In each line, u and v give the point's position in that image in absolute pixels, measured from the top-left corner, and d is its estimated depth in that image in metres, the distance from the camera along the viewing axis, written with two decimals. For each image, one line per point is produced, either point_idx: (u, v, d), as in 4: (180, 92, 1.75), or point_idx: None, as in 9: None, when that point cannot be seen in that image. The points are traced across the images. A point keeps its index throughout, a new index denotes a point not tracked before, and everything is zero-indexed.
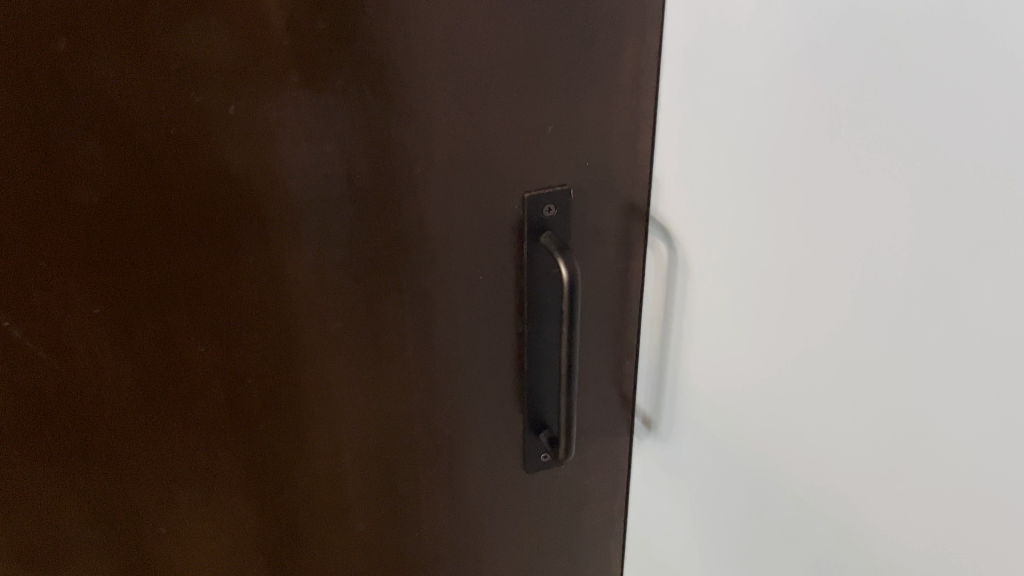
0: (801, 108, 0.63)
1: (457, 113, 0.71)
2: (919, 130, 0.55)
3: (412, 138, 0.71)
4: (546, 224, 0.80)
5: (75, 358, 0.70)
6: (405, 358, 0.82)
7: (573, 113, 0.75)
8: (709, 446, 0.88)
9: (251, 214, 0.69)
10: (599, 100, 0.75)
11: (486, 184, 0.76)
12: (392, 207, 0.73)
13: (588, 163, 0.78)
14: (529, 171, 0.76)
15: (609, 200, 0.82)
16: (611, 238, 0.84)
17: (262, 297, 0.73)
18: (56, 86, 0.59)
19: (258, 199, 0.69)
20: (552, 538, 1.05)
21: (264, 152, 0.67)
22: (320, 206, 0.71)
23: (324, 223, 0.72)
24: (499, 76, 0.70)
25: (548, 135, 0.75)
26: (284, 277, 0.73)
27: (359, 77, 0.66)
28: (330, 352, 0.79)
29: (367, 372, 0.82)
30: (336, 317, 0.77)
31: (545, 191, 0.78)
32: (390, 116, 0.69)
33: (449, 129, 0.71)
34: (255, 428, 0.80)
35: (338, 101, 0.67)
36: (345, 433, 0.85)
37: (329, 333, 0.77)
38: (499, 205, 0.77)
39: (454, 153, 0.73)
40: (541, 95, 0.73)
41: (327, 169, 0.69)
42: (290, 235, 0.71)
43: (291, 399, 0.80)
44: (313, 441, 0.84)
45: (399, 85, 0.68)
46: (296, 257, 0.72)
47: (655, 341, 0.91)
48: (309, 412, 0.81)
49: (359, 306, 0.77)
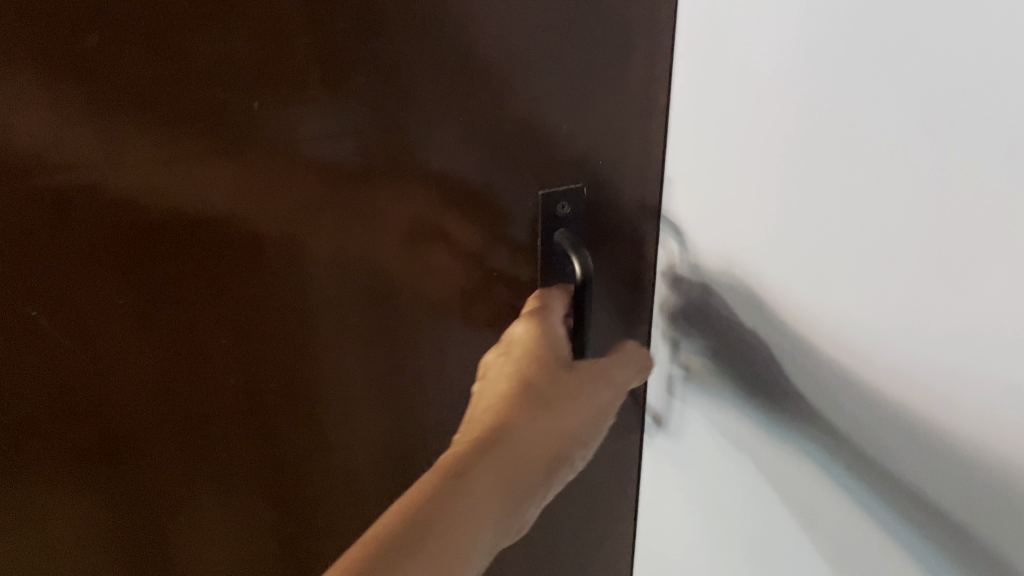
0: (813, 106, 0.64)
1: (473, 111, 0.72)
2: (931, 126, 0.55)
3: (429, 137, 0.72)
4: (560, 221, 0.81)
5: (99, 351, 0.71)
6: (420, 354, 0.84)
7: (588, 112, 0.76)
8: (720, 444, 0.89)
9: (272, 210, 0.70)
10: (613, 99, 0.76)
11: (500, 183, 0.77)
12: (408, 205, 0.75)
13: (601, 162, 0.79)
14: (543, 170, 0.77)
15: (622, 199, 0.83)
16: (623, 237, 0.85)
17: (283, 291, 0.74)
18: (86, 83, 0.60)
19: (279, 195, 0.70)
20: (562, 536, 1.06)
21: (286, 150, 0.68)
22: (338, 203, 0.72)
23: (343, 217, 0.73)
24: (516, 77, 0.71)
25: (562, 134, 0.76)
26: (304, 272, 0.74)
27: (378, 75, 0.67)
28: (347, 347, 0.80)
29: (382, 367, 0.83)
30: (353, 312, 0.78)
31: (559, 189, 0.79)
32: (406, 114, 0.70)
33: (464, 127, 0.72)
34: (273, 422, 0.81)
35: (358, 99, 0.68)
36: (358, 428, 0.86)
37: (345, 324, 0.78)
38: (513, 203, 0.78)
39: (469, 151, 0.74)
40: (556, 94, 0.74)
41: (346, 167, 0.71)
42: (310, 229, 0.72)
43: (309, 393, 0.81)
44: (329, 436, 0.85)
45: (418, 83, 0.69)
46: (315, 252, 0.74)
47: (663, 340, 0.93)
48: (326, 406, 0.83)
49: (375, 302, 0.79)
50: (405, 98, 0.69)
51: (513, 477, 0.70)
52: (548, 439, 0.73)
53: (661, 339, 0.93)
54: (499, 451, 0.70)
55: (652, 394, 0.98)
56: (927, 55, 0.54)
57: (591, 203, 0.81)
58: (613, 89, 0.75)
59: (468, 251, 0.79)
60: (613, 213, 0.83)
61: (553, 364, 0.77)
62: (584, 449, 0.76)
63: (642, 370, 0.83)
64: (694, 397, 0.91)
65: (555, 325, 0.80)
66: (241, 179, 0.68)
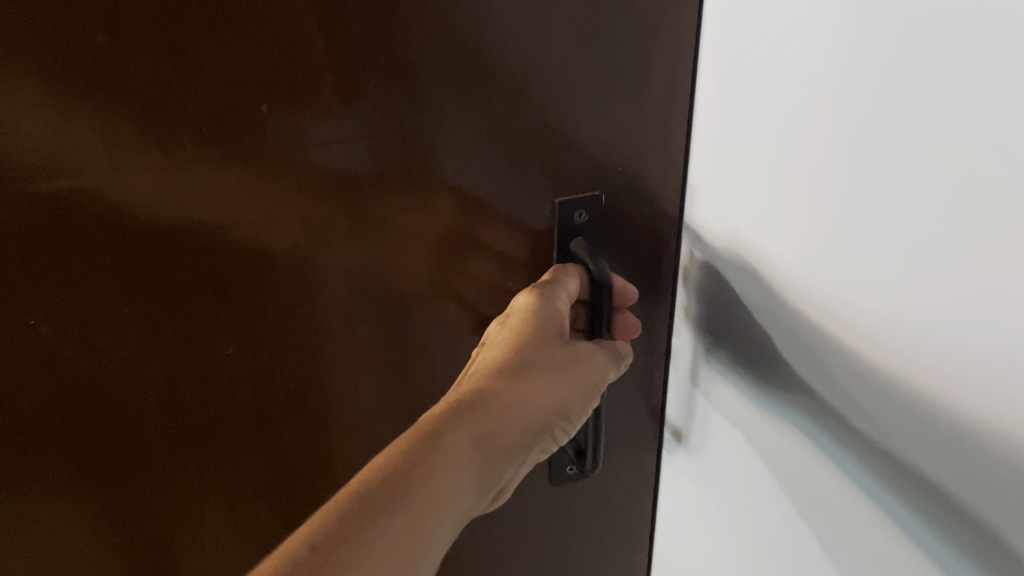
0: (835, 112, 0.60)
1: (482, 117, 0.70)
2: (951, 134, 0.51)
3: (438, 142, 0.70)
4: (578, 230, 0.79)
5: (104, 357, 0.70)
6: (434, 363, 0.82)
7: (605, 119, 0.74)
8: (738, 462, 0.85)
9: (282, 216, 0.69)
10: (632, 105, 0.74)
11: (514, 190, 0.75)
12: (421, 210, 0.73)
13: (620, 168, 0.77)
14: (559, 176, 0.75)
15: (640, 208, 0.80)
16: (642, 246, 0.83)
17: (292, 298, 0.73)
18: (94, 84, 0.59)
19: (289, 202, 0.68)
20: (577, 551, 1.04)
21: (296, 154, 0.66)
22: (348, 209, 0.71)
23: (355, 225, 0.71)
24: (534, 85, 0.70)
25: (579, 139, 0.74)
26: (313, 279, 0.73)
27: (389, 79, 0.66)
28: (357, 357, 0.78)
29: (395, 376, 0.81)
30: (364, 321, 0.77)
31: (576, 197, 0.77)
32: (419, 120, 0.68)
33: (473, 133, 0.70)
34: (284, 430, 0.80)
35: (370, 104, 0.66)
36: (368, 440, 0.84)
37: (357, 332, 0.77)
38: (528, 210, 0.76)
39: (479, 157, 0.72)
40: (572, 99, 0.72)
41: (356, 171, 0.69)
42: (319, 237, 0.71)
43: (319, 403, 0.79)
44: (339, 445, 0.83)
45: (429, 88, 0.67)
46: (325, 259, 0.72)
47: (688, 353, 0.90)
48: (336, 417, 0.81)
49: (387, 311, 0.77)
50: (416, 104, 0.68)
51: (493, 438, 0.67)
52: (531, 413, 0.71)
53: (685, 352, 0.90)
54: (481, 412, 0.67)
55: (670, 404, 0.95)
56: (947, 58, 0.51)
57: (611, 212, 0.79)
58: (634, 97, 0.73)
59: (484, 261, 0.78)
60: (632, 223, 0.81)
61: (546, 339, 0.75)
62: (566, 420, 0.74)
63: (618, 359, 0.80)
64: (716, 417, 0.88)
65: (564, 296, 0.78)
66: (249, 184, 0.66)
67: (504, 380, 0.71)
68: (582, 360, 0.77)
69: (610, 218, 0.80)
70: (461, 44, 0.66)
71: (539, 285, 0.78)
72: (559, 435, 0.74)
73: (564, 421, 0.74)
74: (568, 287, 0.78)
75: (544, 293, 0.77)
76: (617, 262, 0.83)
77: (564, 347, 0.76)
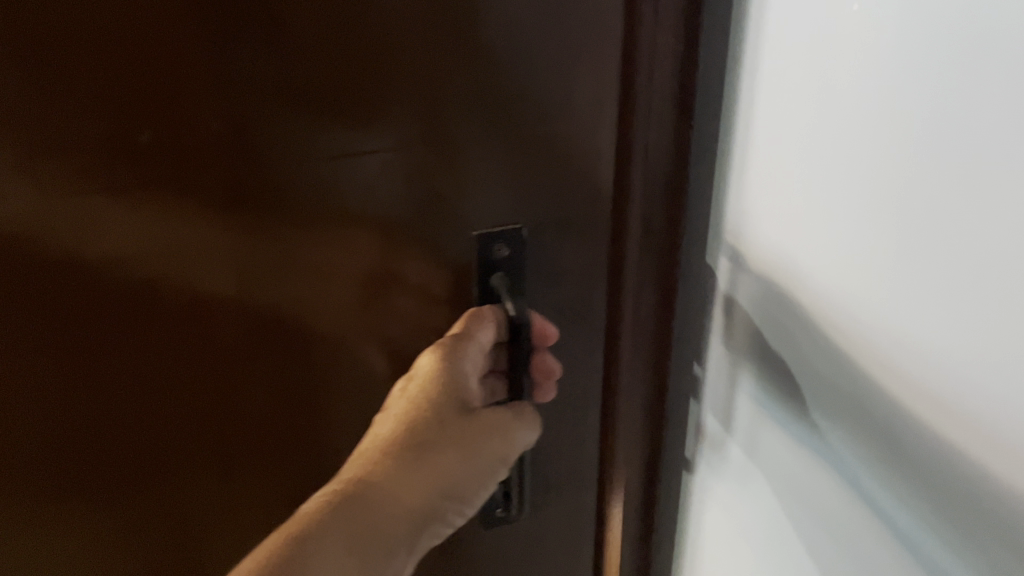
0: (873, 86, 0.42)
1: (356, 99, 0.48)
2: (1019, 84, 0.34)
3: (305, 128, 0.48)
4: (497, 264, 0.56)
5: None
6: (319, 438, 0.58)
7: (542, 103, 0.52)
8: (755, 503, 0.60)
9: (104, 252, 0.46)
10: (565, 81, 0.51)
11: (421, 212, 0.53)
12: (302, 241, 0.51)
13: (554, 191, 0.55)
14: (479, 201, 0.54)
15: (590, 223, 0.57)
16: (591, 274, 0.59)
17: (111, 362, 0.49)
18: None
19: (109, 225, 0.46)
20: None
21: (92, 155, 0.44)
22: (206, 237, 0.49)
23: (241, 255, 0.50)
24: (403, 27, 0.47)
25: (501, 146, 0.52)
26: (145, 334, 0.49)
27: (217, 25, 0.44)
28: (239, 435, 0.55)
29: (275, 459, 0.57)
30: (258, 387, 0.54)
31: (500, 228, 0.55)
32: (453, 137, 0.51)
33: (355, 118, 0.48)
34: (114, 541, 0.55)
35: (176, 66, 0.44)
36: (239, 536, 0.58)
37: (266, 403, 0.55)
38: (432, 234, 0.54)
39: (367, 148, 0.50)
40: (467, 70, 0.49)
41: (205, 186, 0.47)
42: (168, 276, 0.49)
43: (178, 499, 0.55)
44: (209, 553, 0.58)
45: (286, 49, 0.45)
46: (181, 298, 0.49)
47: (721, 352, 0.61)
48: (208, 516, 0.56)
49: (276, 364, 0.54)
50: (372, 95, 0.48)
51: (372, 546, 0.46)
52: (429, 501, 0.50)
53: (718, 381, 0.62)
54: (356, 510, 0.47)
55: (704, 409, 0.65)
56: None
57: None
58: (617, 69, 0.52)
59: (409, 292, 0.55)
60: (640, 268, 0.58)
61: (440, 409, 0.51)
62: (461, 506, 0.52)
63: (527, 420, 0.55)
64: (752, 468, 0.60)
65: (469, 352, 0.54)
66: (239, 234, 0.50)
67: (384, 465, 0.49)
68: (494, 440, 0.53)
69: (604, 245, 0.58)
70: (485, 50, 0.49)
71: (446, 341, 0.54)
72: (452, 521, 0.52)
73: (460, 507, 0.52)
74: (480, 342, 0.55)
75: (449, 350, 0.54)
76: (613, 310, 0.60)
77: (468, 424, 0.52)
